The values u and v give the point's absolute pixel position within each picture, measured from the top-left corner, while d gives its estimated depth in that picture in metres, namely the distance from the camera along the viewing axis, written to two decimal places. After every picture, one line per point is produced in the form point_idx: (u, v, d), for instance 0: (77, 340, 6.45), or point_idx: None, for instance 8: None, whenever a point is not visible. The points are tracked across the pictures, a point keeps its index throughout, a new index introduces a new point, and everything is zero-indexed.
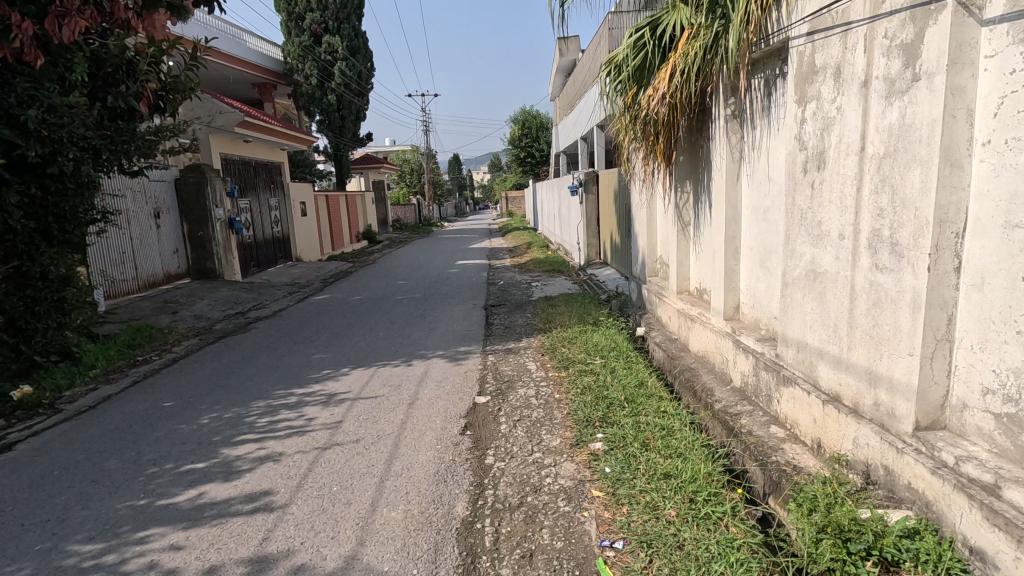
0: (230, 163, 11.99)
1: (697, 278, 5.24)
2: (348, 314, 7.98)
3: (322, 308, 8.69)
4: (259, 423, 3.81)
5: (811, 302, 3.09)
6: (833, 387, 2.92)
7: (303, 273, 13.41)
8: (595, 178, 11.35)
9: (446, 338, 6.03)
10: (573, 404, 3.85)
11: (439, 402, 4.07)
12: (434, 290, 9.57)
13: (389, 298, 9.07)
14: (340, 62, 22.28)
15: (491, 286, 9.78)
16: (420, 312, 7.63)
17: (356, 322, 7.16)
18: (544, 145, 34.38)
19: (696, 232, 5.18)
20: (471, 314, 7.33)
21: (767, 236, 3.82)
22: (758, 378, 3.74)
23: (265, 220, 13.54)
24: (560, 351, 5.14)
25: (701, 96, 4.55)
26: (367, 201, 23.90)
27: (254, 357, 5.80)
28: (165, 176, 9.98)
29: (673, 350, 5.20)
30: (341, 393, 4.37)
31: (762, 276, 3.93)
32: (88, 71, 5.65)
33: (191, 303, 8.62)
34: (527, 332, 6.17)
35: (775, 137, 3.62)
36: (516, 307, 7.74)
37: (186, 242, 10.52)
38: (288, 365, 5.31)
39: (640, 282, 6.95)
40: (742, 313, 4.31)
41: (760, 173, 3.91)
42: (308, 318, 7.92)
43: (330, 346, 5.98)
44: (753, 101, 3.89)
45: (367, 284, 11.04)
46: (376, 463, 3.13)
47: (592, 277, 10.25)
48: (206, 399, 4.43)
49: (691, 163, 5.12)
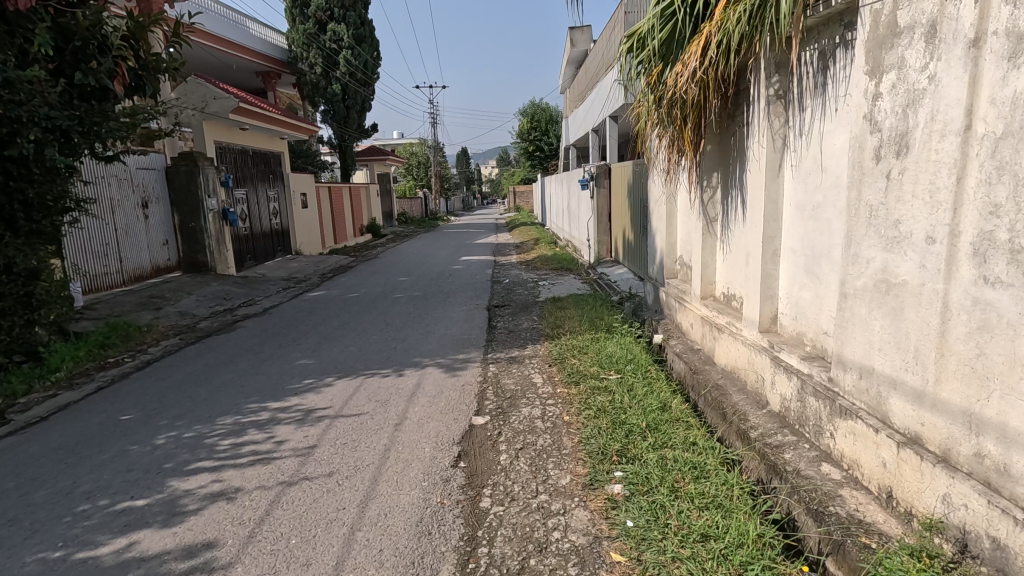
0: (225, 152, 11.50)
1: (725, 282, 4.66)
2: (342, 312, 7.47)
3: (316, 306, 8.18)
4: (220, 447, 3.29)
5: (881, 320, 2.52)
6: (912, 426, 2.35)
7: (301, 267, 12.93)
8: (608, 171, 10.76)
9: (444, 342, 5.50)
10: (585, 430, 3.30)
11: (429, 423, 3.54)
12: (435, 288, 9.03)
13: (388, 296, 8.55)
14: (346, 50, 21.75)
15: (496, 285, 9.24)
16: (418, 312, 7.10)
17: (349, 323, 6.65)
18: (553, 139, 33.75)
19: (725, 232, 4.61)
20: (473, 316, 6.79)
21: (817, 237, 3.25)
22: (803, 405, 3.19)
23: (262, 212, 13.06)
24: (569, 362, 4.60)
25: (738, 74, 3.96)
26: (371, 193, 23.40)
27: (233, 361, 5.29)
28: (155, 164, 9.50)
29: (697, 363, 4.64)
30: (320, 408, 3.84)
31: (809, 284, 3.36)
32: (53, 44, 5.15)
33: (178, 299, 8.15)
34: (533, 338, 5.62)
35: (832, 119, 3.04)
36: (521, 308, 7.20)
37: (177, 234, 10.04)
38: (267, 373, 4.79)
39: (656, 285, 6.38)
40: (781, 325, 3.74)
41: (808, 163, 3.33)
42: (300, 317, 7.40)
43: (317, 350, 5.46)
44: (804, 77, 3.30)
45: (366, 280, 10.51)
46: (348, 506, 2.60)
47: (603, 276, 9.69)
48: (168, 412, 3.91)
49: (720, 152, 4.54)
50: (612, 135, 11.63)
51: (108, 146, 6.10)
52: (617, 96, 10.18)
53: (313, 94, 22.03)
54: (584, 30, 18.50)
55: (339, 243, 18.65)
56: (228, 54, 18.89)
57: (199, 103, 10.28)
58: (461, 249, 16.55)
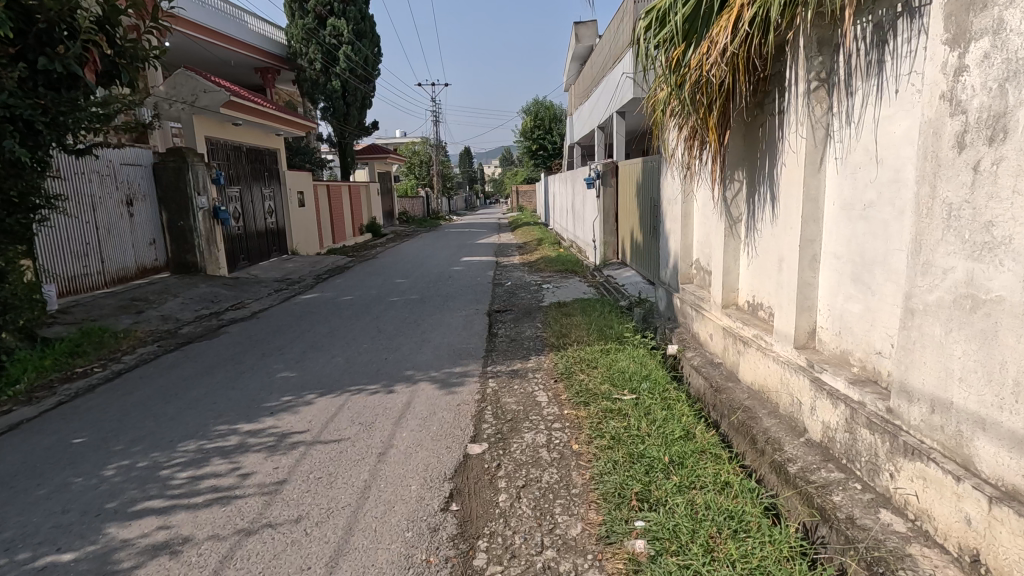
0: (217, 148, 11.09)
1: (750, 290, 4.21)
2: (334, 317, 7.03)
3: (307, 310, 7.75)
4: (176, 481, 2.85)
5: (965, 344, 2.07)
6: (1010, 478, 1.91)
7: (297, 267, 12.52)
8: (615, 169, 10.29)
9: (441, 353, 5.06)
10: (599, 465, 2.85)
11: (418, 453, 3.10)
12: (432, 291, 8.58)
13: (384, 299, 8.12)
14: (346, 46, 21.32)
15: (497, 288, 8.78)
16: (414, 318, 6.67)
17: (341, 330, 6.22)
18: (557, 137, 33.29)
19: (751, 233, 4.16)
20: (472, 322, 6.35)
21: (868, 242, 2.80)
22: (853, 438, 2.73)
23: (256, 211, 12.64)
24: (577, 378, 4.14)
25: (770, 56, 3.50)
26: (371, 192, 22.97)
27: (210, 373, 4.85)
28: (142, 160, 9.09)
29: (719, 379, 4.19)
30: (297, 432, 3.40)
31: (857, 296, 2.91)
32: (16, 26, 4.71)
33: (162, 302, 7.72)
34: (537, 348, 5.17)
35: (892, 103, 2.58)
36: (524, 314, 6.76)
37: (165, 233, 9.62)
38: (244, 387, 4.35)
39: (670, 290, 5.93)
40: (820, 341, 3.29)
41: (857, 156, 2.88)
42: (288, 322, 6.97)
43: (301, 361, 5.01)
44: (855, 56, 2.85)
45: (362, 282, 10.08)
46: (314, 565, 2.16)
47: (610, 279, 9.26)
48: (126, 435, 3.47)
49: (747, 146, 4.09)
50: (619, 132, 11.19)
51: (80, 139, 5.67)
52: (625, 90, 9.74)
53: (313, 90, 21.59)
54: (589, 26, 18.09)
55: (338, 243, 18.23)
56: (225, 48, 18.44)
57: (189, 97, 9.96)
58: (463, 249, 16.14)
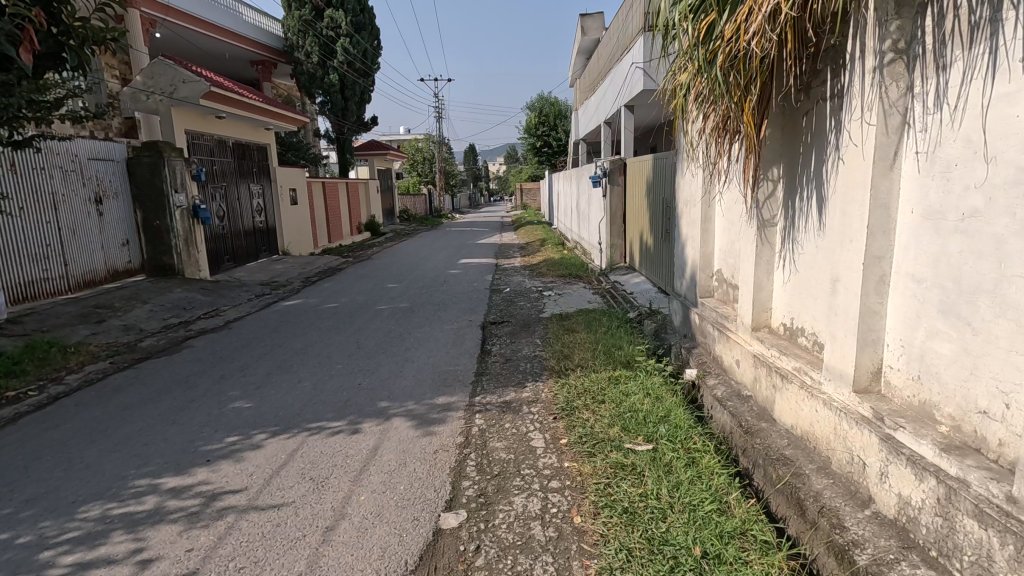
0: (198, 143, 10.44)
1: (788, 311, 3.53)
2: (312, 329, 6.36)
3: (286, 319, 7.09)
4: (55, 569, 2.19)
5: None
6: None
7: (286, 269, 11.86)
8: (623, 167, 9.59)
9: (424, 378, 4.37)
10: (608, 554, 2.18)
11: (375, 528, 2.42)
12: (424, 298, 7.90)
13: (370, 307, 7.45)
14: (343, 38, 20.65)
15: (495, 295, 8.11)
16: (399, 331, 5.99)
17: (317, 344, 5.57)
18: (562, 134, 32.50)
19: (790, 243, 3.47)
20: (463, 337, 5.66)
21: (968, 262, 2.11)
22: (950, 528, 2.04)
23: (243, 210, 12.00)
24: (580, 417, 3.47)
25: (824, 23, 2.81)
26: (370, 190, 22.31)
27: (155, 399, 4.19)
28: (114, 154, 8.46)
29: (750, 419, 3.49)
30: (229, 492, 2.73)
31: (946, 333, 2.22)
32: None
33: (127, 309, 7.08)
34: (534, 372, 4.51)
35: (1013, 78, 1.89)
36: (522, 327, 6.09)
37: (140, 233, 8.99)
38: (187, 421, 3.69)
39: (687, 304, 5.24)
40: (888, 385, 2.60)
41: (951, 149, 2.18)
42: (261, 333, 6.31)
43: (262, 386, 4.35)
44: (951, 17, 2.15)
45: (351, 286, 9.43)
46: None
47: (617, 285, 8.57)
48: (23, 492, 2.81)
49: (788, 138, 3.40)
50: (627, 128, 10.48)
51: (17, 128, 5.05)
52: (635, 82, 9.01)
53: (310, 84, 20.90)
54: (596, 17, 17.37)
55: (333, 242, 17.56)
56: (217, 40, 17.75)
57: (167, 88, 9.25)
58: (462, 250, 15.43)
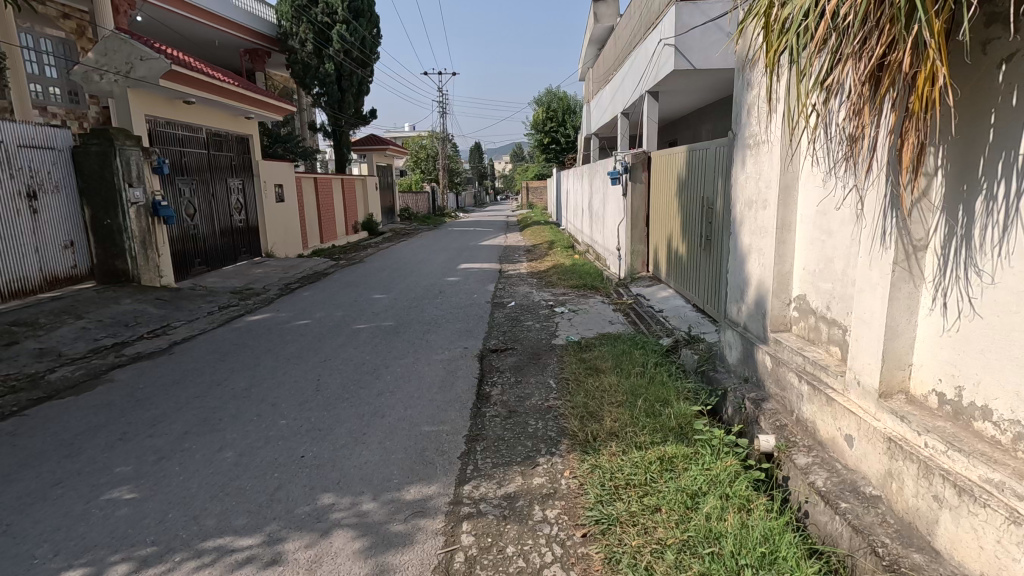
0: (164, 132, 9.25)
1: (956, 376, 2.26)
2: (268, 357, 5.09)
3: (243, 341, 5.83)
4: None
5: None
6: None
7: (265, 273, 10.62)
8: (647, 162, 8.31)
9: (393, 451, 3.11)
10: None
11: None
12: (412, 315, 6.64)
13: (346, 327, 6.18)
14: (340, 25, 19.31)
15: (498, 312, 6.85)
16: (375, 363, 4.73)
17: (265, 383, 4.30)
18: (571, 130, 31.18)
19: (962, 267, 2.19)
20: (455, 375, 4.41)
21: None
22: None
23: (218, 208, 10.77)
24: (627, 542, 2.21)
25: None
26: (368, 187, 21.11)
27: (9, 478, 2.93)
28: (54, 142, 7.28)
29: (892, 544, 2.23)
30: None
31: None
32: None
33: (52, 327, 5.85)
34: (549, 438, 3.25)
35: None
36: (529, 359, 4.84)
37: (88, 234, 7.77)
38: (27, 530, 2.43)
39: (750, 338, 3.97)
40: None
41: None
42: (206, 362, 5.05)
43: (166, 457, 3.09)
44: None
45: (333, 297, 8.19)
46: None
47: (641, 300, 7.30)
48: None
49: (966, 103, 2.13)
50: (650, 117, 9.16)
51: None
52: (663, 62, 7.73)
53: (306, 75, 19.55)
54: (608, 3, 16.04)
55: (326, 243, 16.34)
56: (205, 25, 16.62)
57: (123, 66, 8.06)
58: (463, 253, 14.20)
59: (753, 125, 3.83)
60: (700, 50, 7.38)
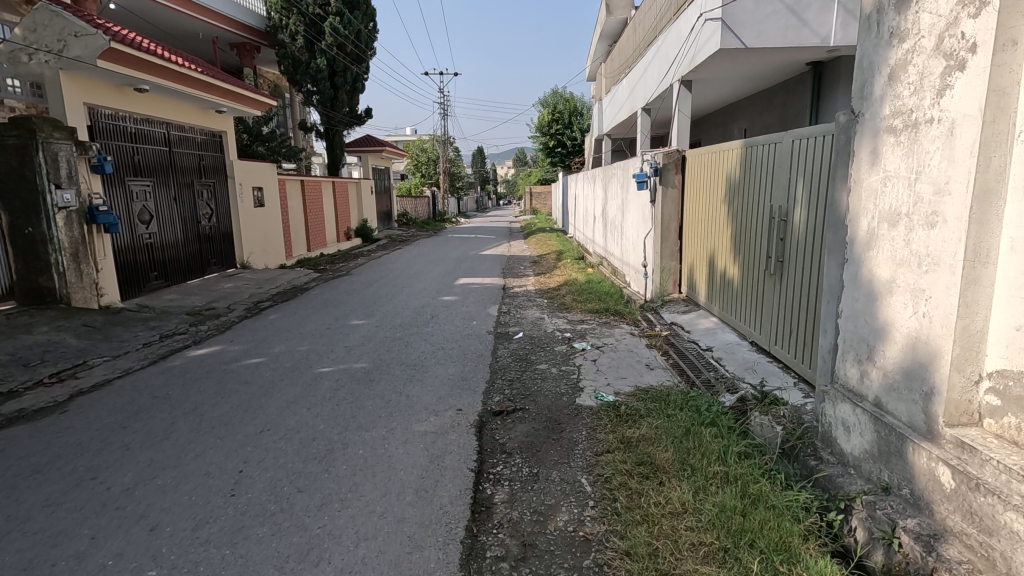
0: (111, 125, 7.93)
1: None
2: (187, 422, 3.70)
3: (168, 389, 4.44)
4: None
5: None
6: None
7: (235, 288, 9.27)
8: (680, 163, 6.93)
9: None
10: None
11: None
12: (394, 353, 5.23)
13: (305, 371, 4.76)
14: (333, 17, 18.06)
15: (501, 347, 5.45)
16: (328, 441, 3.31)
17: (158, 479, 2.89)
18: (577, 133, 29.92)
19: None
20: (441, 465, 3.01)
21: None
22: None
23: (183, 213, 9.44)
24: None
25: None
26: (364, 191, 19.79)
27: None
28: None
29: None
30: None
31: None
32: None
33: None
34: None
35: None
36: (546, 433, 3.43)
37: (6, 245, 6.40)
38: None
39: (891, 426, 2.56)
40: None
41: None
42: (101, 428, 3.65)
43: None
44: None
45: (303, 322, 6.78)
46: None
47: (678, 332, 5.91)
48: None
49: None
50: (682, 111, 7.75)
51: None
52: (705, 40, 6.37)
53: (295, 71, 18.02)
54: None
55: (312, 251, 14.94)
56: (184, 15, 15.28)
57: (55, 44, 6.68)
58: (461, 264, 12.82)
59: (908, 97, 2.46)
60: (753, 25, 6.00)
